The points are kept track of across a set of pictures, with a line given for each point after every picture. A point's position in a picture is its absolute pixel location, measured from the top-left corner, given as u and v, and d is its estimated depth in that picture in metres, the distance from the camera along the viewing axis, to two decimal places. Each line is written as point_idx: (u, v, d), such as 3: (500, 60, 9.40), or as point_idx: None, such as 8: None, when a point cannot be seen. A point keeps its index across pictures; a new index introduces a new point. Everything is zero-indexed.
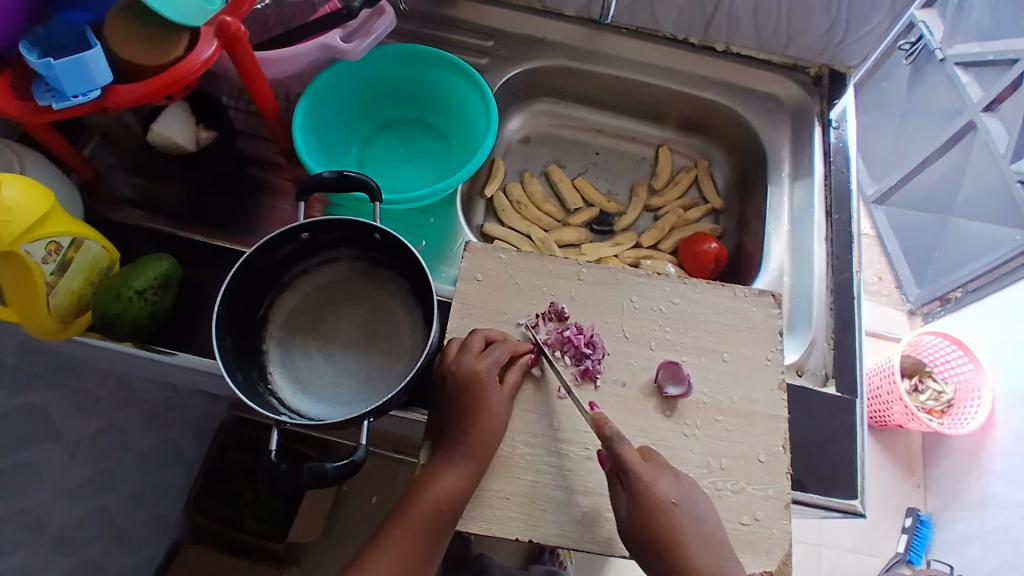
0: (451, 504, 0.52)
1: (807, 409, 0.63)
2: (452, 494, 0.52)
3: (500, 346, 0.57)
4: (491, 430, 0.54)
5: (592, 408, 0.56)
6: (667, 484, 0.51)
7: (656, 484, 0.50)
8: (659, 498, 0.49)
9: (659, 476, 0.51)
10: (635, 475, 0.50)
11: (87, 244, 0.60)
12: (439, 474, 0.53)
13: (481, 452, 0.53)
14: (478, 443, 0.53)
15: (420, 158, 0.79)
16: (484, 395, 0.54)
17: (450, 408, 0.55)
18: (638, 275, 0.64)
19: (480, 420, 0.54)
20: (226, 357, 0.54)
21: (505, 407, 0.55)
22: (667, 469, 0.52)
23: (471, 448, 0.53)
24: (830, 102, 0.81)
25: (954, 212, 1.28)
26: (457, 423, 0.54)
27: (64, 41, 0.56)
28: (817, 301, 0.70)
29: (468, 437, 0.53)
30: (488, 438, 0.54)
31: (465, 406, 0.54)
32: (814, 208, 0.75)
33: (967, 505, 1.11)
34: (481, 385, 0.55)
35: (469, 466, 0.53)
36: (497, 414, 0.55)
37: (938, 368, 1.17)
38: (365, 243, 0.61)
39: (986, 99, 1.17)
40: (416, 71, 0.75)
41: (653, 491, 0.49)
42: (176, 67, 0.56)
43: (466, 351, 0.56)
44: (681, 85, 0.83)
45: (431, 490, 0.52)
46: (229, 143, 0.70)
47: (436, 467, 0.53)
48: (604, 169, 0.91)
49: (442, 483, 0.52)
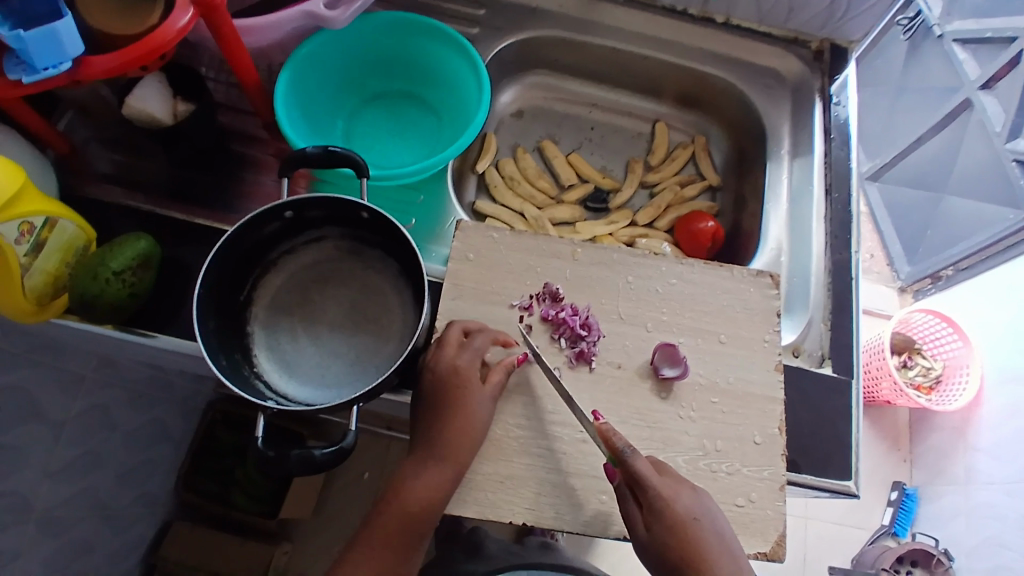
0: (427, 506, 0.51)
1: (803, 390, 0.63)
2: (425, 496, 0.51)
3: (479, 337, 0.56)
4: (470, 429, 0.53)
5: (597, 417, 0.54)
6: (688, 498, 0.50)
7: (677, 500, 0.49)
8: (681, 515, 0.49)
9: (680, 492, 0.50)
10: (654, 491, 0.49)
11: (62, 223, 0.57)
12: (416, 476, 0.52)
13: (458, 452, 0.52)
14: (455, 444, 0.52)
15: (410, 132, 0.76)
16: (461, 392, 0.53)
17: (429, 405, 0.54)
18: (634, 255, 0.62)
19: (458, 419, 0.53)
20: (209, 340, 0.52)
21: (485, 407, 0.54)
22: (684, 484, 0.51)
23: (446, 449, 0.52)
24: (832, 76, 0.79)
25: (948, 190, 1.27)
26: (435, 421, 0.53)
27: (40, 13, 0.51)
28: (814, 281, 0.69)
29: (445, 437, 0.52)
30: (467, 438, 0.52)
31: (441, 406, 0.53)
32: (813, 185, 0.73)
33: (953, 480, 1.12)
34: (458, 380, 0.54)
35: (446, 468, 0.52)
36: (478, 411, 0.53)
37: (927, 346, 1.18)
38: (352, 222, 0.58)
39: (983, 76, 1.15)
40: (405, 41, 0.72)
41: (674, 507, 0.49)
42: (151, 36, 0.53)
43: (444, 344, 0.55)
44: (680, 58, 0.81)
45: (406, 494, 0.52)
46: (210, 117, 0.67)
47: (413, 467, 0.53)
48: (599, 145, 0.89)
49: (418, 483, 0.52)
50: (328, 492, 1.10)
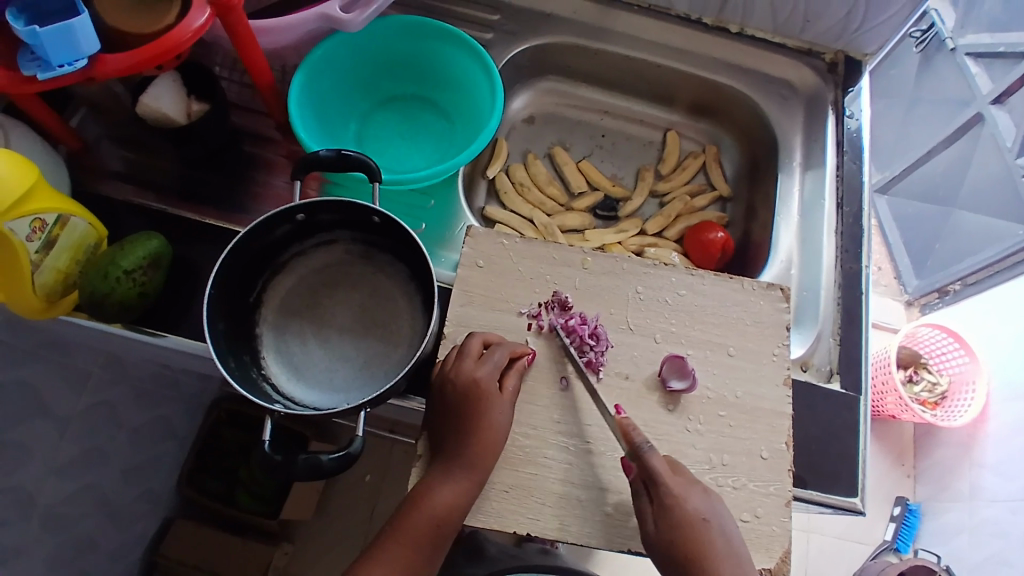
0: (449, 518, 0.50)
1: (811, 405, 0.62)
2: (449, 508, 0.50)
3: (499, 349, 0.55)
4: (493, 440, 0.52)
5: (618, 412, 0.56)
6: (699, 499, 0.50)
7: (688, 499, 0.50)
8: (690, 512, 0.49)
9: (691, 492, 0.50)
10: (666, 488, 0.50)
11: (74, 221, 0.58)
12: (438, 486, 0.51)
13: (482, 463, 0.52)
14: (479, 455, 0.51)
15: (421, 136, 0.76)
16: (484, 403, 0.53)
17: (449, 416, 0.53)
18: (644, 265, 0.62)
19: (481, 430, 0.52)
20: (218, 341, 0.52)
21: (506, 420, 0.53)
22: (696, 485, 0.51)
23: (472, 460, 0.51)
24: (845, 89, 0.78)
25: (958, 204, 1.26)
26: (457, 432, 0.52)
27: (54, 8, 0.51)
28: (824, 296, 0.68)
29: (468, 448, 0.52)
30: (490, 449, 0.52)
31: (465, 417, 0.52)
32: (825, 198, 0.73)
33: (957, 496, 1.12)
34: (481, 392, 0.53)
35: (470, 478, 0.51)
36: (501, 423, 0.53)
37: (934, 360, 1.17)
38: (363, 225, 0.58)
39: (996, 90, 1.15)
40: (420, 44, 0.72)
41: (684, 505, 0.49)
42: (167, 36, 0.53)
43: (463, 355, 0.55)
44: (693, 68, 0.81)
45: (429, 503, 0.51)
46: (223, 117, 0.67)
47: (434, 477, 0.52)
48: (610, 153, 0.88)
49: (441, 495, 0.51)
50: (329, 493, 1.10)
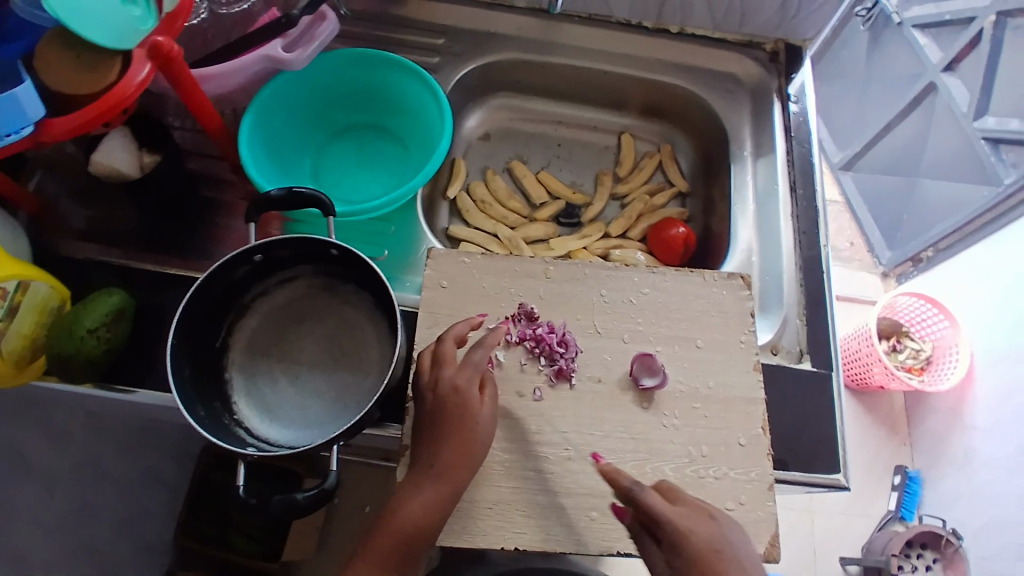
0: (418, 533, 0.49)
1: (784, 388, 0.63)
2: (419, 523, 0.49)
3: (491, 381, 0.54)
4: (468, 449, 0.51)
5: (597, 461, 0.55)
6: (708, 529, 0.44)
7: (693, 532, 0.44)
8: (702, 547, 0.43)
9: (698, 522, 0.44)
10: (671, 525, 0.44)
11: (34, 285, 0.58)
12: (409, 498, 0.50)
13: (455, 474, 0.50)
14: (450, 465, 0.50)
15: (377, 164, 0.77)
16: (464, 409, 0.51)
17: (427, 424, 0.52)
18: (606, 268, 0.63)
19: (456, 437, 0.51)
20: (186, 389, 0.52)
21: (489, 420, 0.52)
22: (704, 513, 0.45)
23: (444, 471, 0.50)
24: (788, 76, 0.80)
25: (921, 173, 1.29)
26: (434, 442, 0.51)
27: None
28: (786, 279, 0.70)
29: (442, 458, 0.50)
30: (465, 458, 0.51)
31: (444, 422, 0.51)
32: (778, 184, 0.74)
33: (952, 460, 1.13)
34: (461, 398, 0.52)
35: (440, 490, 0.50)
36: (482, 431, 0.51)
37: (915, 328, 1.18)
38: (323, 259, 0.59)
39: (944, 60, 1.18)
40: (366, 76, 0.73)
41: (692, 539, 0.44)
42: (111, 93, 0.53)
43: (467, 365, 0.53)
44: (638, 70, 0.82)
45: (398, 519, 0.49)
46: (177, 166, 0.67)
47: (405, 489, 0.50)
48: (567, 161, 0.90)
49: (410, 509, 0.49)
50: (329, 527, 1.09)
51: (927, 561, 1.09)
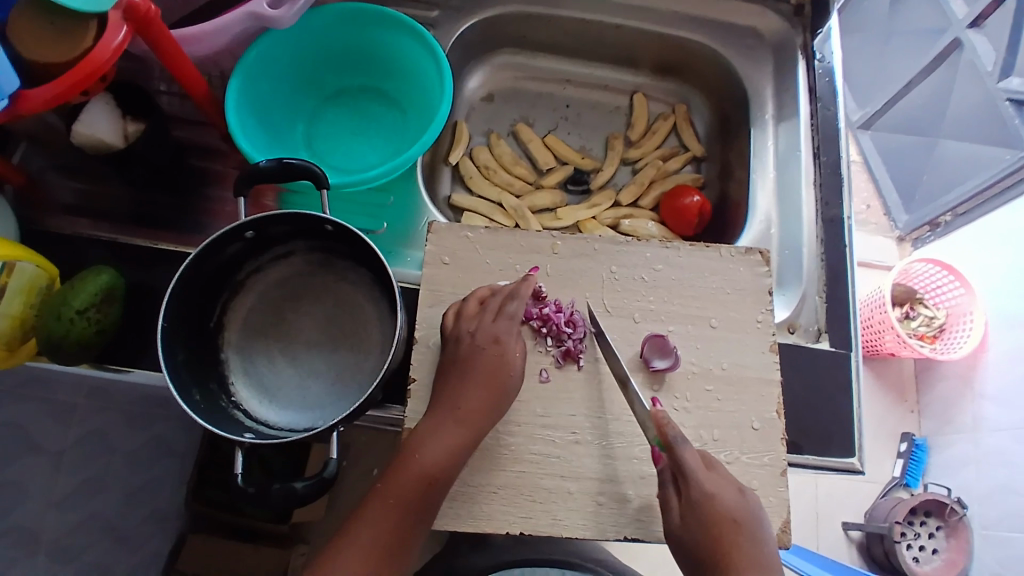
0: (441, 474, 0.49)
1: (800, 368, 0.61)
2: (443, 465, 0.49)
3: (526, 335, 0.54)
4: (499, 395, 0.51)
5: (654, 406, 0.53)
6: (732, 499, 0.47)
7: (720, 498, 0.46)
8: (722, 512, 0.46)
9: (725, 491, 0.47)
10: (697, 485, 0.47)
11: (21, 265, 0.55)
12: (431, 441, 0.49)
13: (481, 418, 0.50)
14: (479, 409, 0.50)
15: (374, 129, 0.73)
16: (500, 355, 0.52)
17: (457, 368, 0.52)
18: (617, 243, 0.60)
19: (489, 383, 0.51)
20: (179, 373, 0.50)
21: (518, 372, 0.53)
22: (732, 483, 0.48)
23: (471, 416, 0.50)
24: (815, 31, 0.74)
25: (943, 133, 1.23)
26: (462, 385, 0.51)
27: None
28: (806, 253, 0.66)
29: (471, 401, 0.50)
30: (494, 404, 0.51)
31: (474, 367, 0.51)
32: (801, 150, 0.70)
33: (961, 428, 1.11)
34: (499, 346, 0.53)
35: (464, 433, 0.50)
36: (511, 381, 0.52)
37: (929, 295, 1.14)
38: (318, 234, 0.56)
39: (970, 15, 1.13)
40: (361, 34, 0.68)
41: (715, 504, 0.46)
42: (86, 61, 0.49)
43: (503, 318, 0.53)
44: (652, 24, 0.77)
45: (419, 459, 0.49)
46: (163, 135, 0.64)
47: (425, 431, 0.50)
48: (575, 124, 0.85)
49: (433, 451, 0.49)
50: None
51: (930, 529, 1.07)
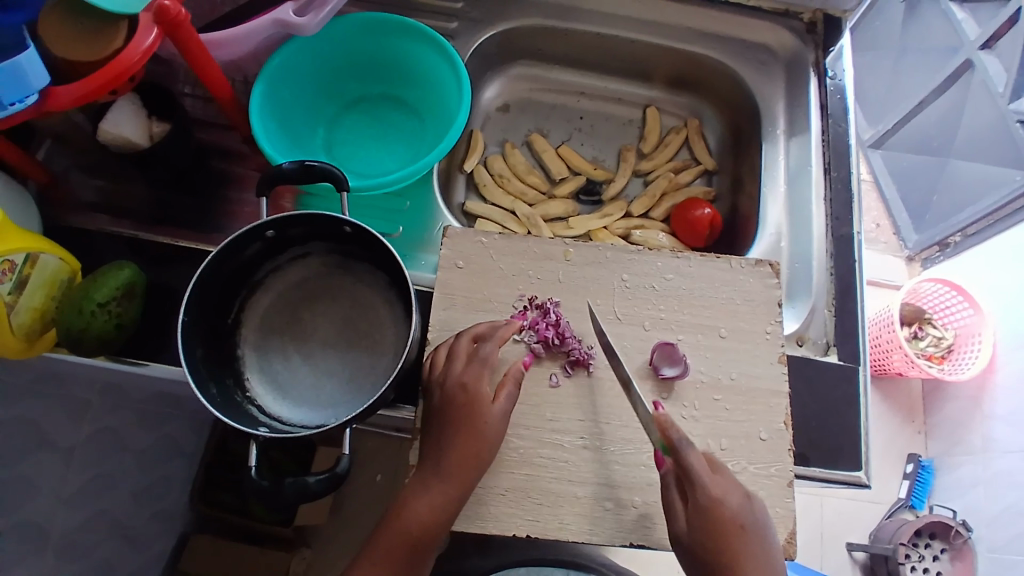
0: (426, 531, 0.49)
1: (808, 380, 0.61)
2: (426, 522, 0.49)
3: (506, 383, 0.52)
4: (477, 449, 0.50)
5: (659, 409, 0.52)
6: (738, 502, 0.47)
7: (726, 502, 0.46)
8: (728, 517, 0.46)
9: (731, 494, 0.47)
10: (704, 491, 0.46)
11: (44, 258, 0.56)
12: (415, 498, 0.49)
13: (460, 475, 0.49)
14: (457, 466, 0.49)
15: (392, 135, 0.74)
16: (472, 407, 0.50)
17: (436, 420, 0.52)
18: (629, 252, 0.61)
19: (464, 437, 0.50)
20: (197, 368, 0.51)
21: (499, 419, 0.51)
22: (736, 486, 0.48)
23: (450, 472, 0.49)
24: (826, 48, 0.75)
25: (953, 153, 1.23)
26: (440, 439, 0.50)
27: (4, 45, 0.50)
28: (816, 266, 0.67)
29: (448, 458, 0.50)
30: (470, 458, 0.50)
31: (449, 421, 0.51)
32: (812, 165, 0.71)
33: (970, 449, 1.10)
34: (469, 396, 0.51)
35: (446, 489, 0.49)
36: (488, 432, 0.50)
37: (938, 315, 1.14)
38: (336, 236, 0.57)
39: (984, 35, 1.13)
40: (382, 42, 0.70)
41: (722, 509, 0.46)
42: (115, 61, 0.51)
43: (478, 362, 0.52)
44: (666, 39, 0.78)
45: (404, 516, 0.49)
46: (186, 137, 0.65)
47: (413, 487, 0.50)
48: (589, 135, 0.86)
49: (415, 510, 0.49)
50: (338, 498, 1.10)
51: (936, 551, 1.07)
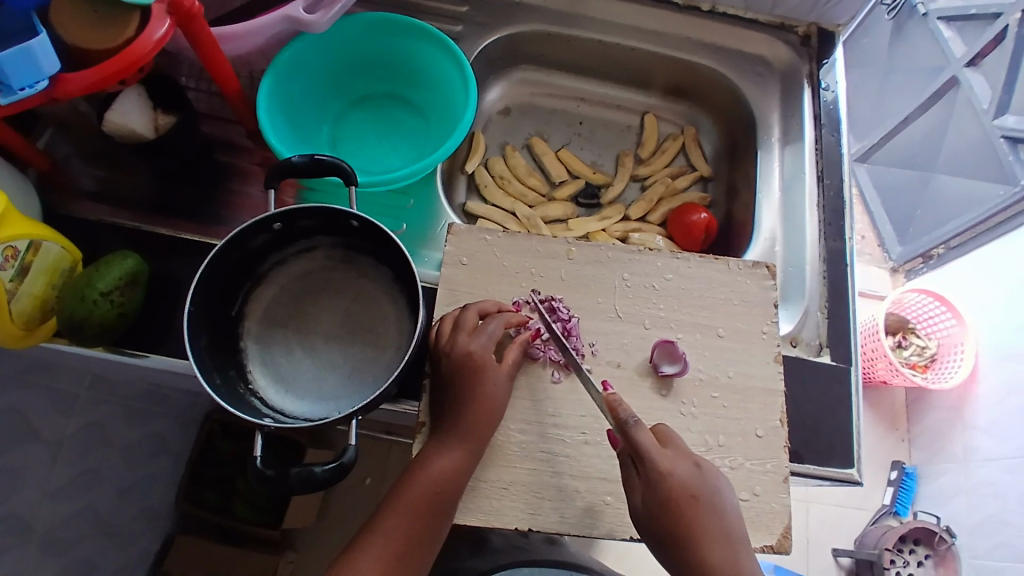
0: (450, 485, 0.50)
1: (802, 382, 0.63)
2: (448, 475, 0.50)
3: (511, 346, 0.55)
4: (489, 408, 0.52)
5: (605, 390, 0.54)
6: (686, 472, 0.48)
7: (673, 472, 0.47)
8: (677, 488, 0.47)
9: (678, 464, 0.48)
10: (652, 464, 0.47)
11: (47, 245, 0.56)
12: (435, 456, 0.51)
13: (479, 431, 0.52)
14: (477, 424, 0.52)
15: (397, 135, 0.75)
16: (482, 374, 0.53)
17: (449, 388, 0.53)
18: (629, 252, 0.62)
19: (479, 397, 0.52)
20: (202, 358, 0.51)
21: (505, 381, 0.54)
22: (687, 458, 0.49)
23: (468, 429, 0.51)
24: (820, 62, 0.78)
25: (937, 168, 1.27)
26: (456, 401, 0.52)
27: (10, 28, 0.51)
28: (809, 271, 0.69)
29: (465, 418, 0.52)
30: (486, 418, 0.52)
31: (463, 385, 0.53)
32: (805, 174, 0.73)
33: (951, 458, 1.12)
34: (477, 363, 0.53)
35: (467, 447, 0.51)
36: (497, 394, 0.53)
37: (921, 326, 1.16)
38: (341, 230, 0.58)
39: (969, 54, 1.18)
40: (389, 42, 0.71)
41: (670, 481, 0.47)
42: (128, 50, 0.51)
43: (482, 335, 0.54)
44: (666, 49, 0.80)
45: (426, 472, 0.50)
46: (191, 128, 0.65)
47: (432, 446, 0.52)
48: (589, 139, 0.88)
49: (438, 464, 0.51)
50: None
51: (919, 556, 1.09)
